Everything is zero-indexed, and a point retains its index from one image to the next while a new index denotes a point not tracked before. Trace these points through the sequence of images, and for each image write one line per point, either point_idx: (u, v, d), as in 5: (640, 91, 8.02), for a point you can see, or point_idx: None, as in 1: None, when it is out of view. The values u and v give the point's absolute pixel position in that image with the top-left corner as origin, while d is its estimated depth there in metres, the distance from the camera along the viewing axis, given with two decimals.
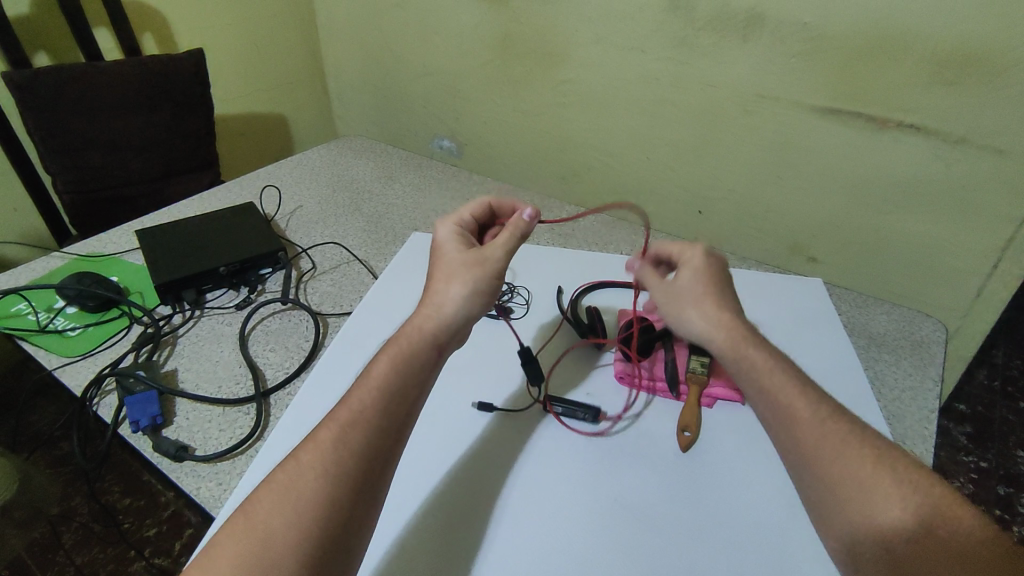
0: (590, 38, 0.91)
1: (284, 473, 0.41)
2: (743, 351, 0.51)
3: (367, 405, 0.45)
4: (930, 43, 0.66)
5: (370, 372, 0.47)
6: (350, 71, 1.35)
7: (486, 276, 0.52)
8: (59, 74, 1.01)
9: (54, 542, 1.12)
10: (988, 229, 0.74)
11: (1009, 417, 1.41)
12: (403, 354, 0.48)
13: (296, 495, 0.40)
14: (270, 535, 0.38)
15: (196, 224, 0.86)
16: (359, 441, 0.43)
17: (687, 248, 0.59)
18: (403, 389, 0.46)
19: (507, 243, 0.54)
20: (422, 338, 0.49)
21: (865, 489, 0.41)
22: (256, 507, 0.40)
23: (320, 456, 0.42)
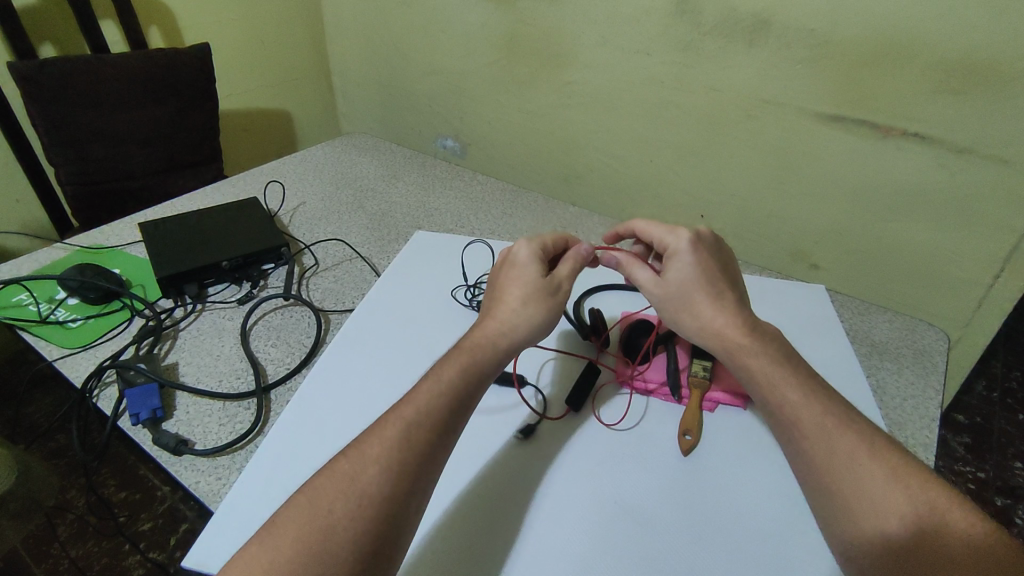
0: (596, 40, 0.91)
1: (347, 461, 0.42)
2: (740, 361, 0.53)
3: (431, 406, 0.46)
4: (936, 52, 0.66)
5: (434, 375, 0.48)
6: (355, 68, 1.35)
7: (559, 303, 0.54)
8: (65, 65, 1.01)
9: (49, 535, 1.11)
10: (990, 240, 0.74)
11: (1008, 428, 1.41)
12: (473, 363, 0.49)
13: (359, 487, 0.41)
14: (333, 526, 0.39)
15: (205, 218, 0.86)
16: (423, 439, 0.44)
17: (673, 237, 0.59)
18: (465, 396, 0.48)
19: (570, 275, 0.56)
20: (492, 352, 0.50)
21: (871, 500, 0.42)
22: (316, 493, 0.41)
23: (385, 451, 0.43)
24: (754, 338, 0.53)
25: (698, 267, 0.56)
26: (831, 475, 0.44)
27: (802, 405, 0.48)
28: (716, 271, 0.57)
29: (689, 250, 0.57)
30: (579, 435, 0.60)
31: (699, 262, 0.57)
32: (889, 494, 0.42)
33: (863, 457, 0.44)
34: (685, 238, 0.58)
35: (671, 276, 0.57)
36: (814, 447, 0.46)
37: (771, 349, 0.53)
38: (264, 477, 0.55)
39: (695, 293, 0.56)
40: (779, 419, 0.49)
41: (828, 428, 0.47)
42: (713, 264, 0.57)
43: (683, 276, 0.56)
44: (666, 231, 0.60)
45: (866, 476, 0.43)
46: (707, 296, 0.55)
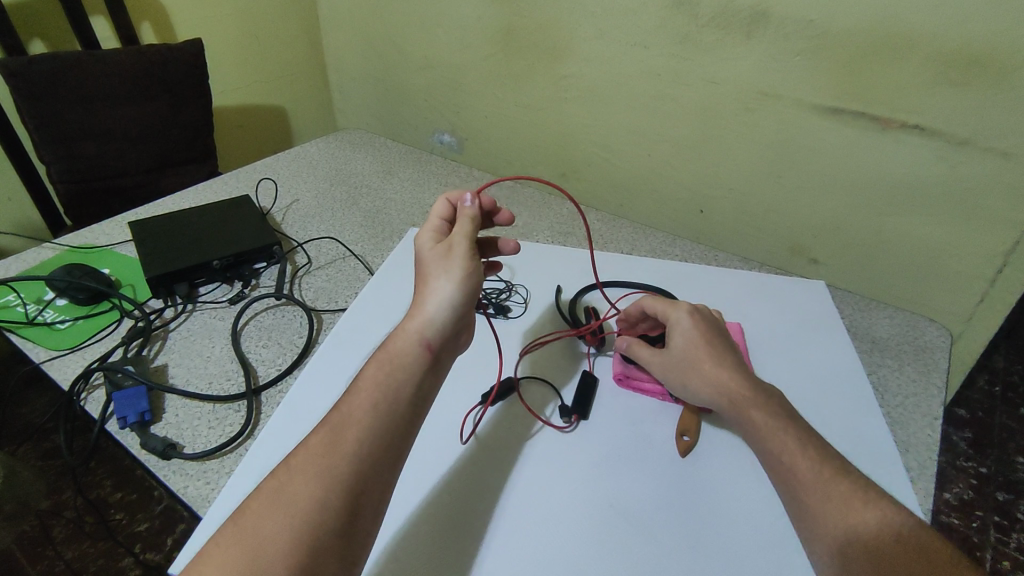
0: (593, 33, 0.89)
1: (276, 480, 0.41)
2: (745, 414, 0.51)
3: (359, 407, 0.45)
4: (937, 43, 0.65)
5: (361, 379, 0.47)
6: (349, 63, 1.33)
7: (458, 264, 0.51)
8: (53, 61, 0.99)
9: (44, 536, 1.11)
10: (991, 234, 0.72)
11: (1010, 422, 1.40)
12: (390, 357, 0.48)
13: (287, 499, 0.40)
14: (261, 542, 0.38)
15: (192, 217, 0.85)
16: (352, 443, 0.43)
17: (673, 307, 0.60)
18: (393, 391, 0.46)
19: (466, 232, 0.53)
20: (407, 339, 0.48)
21: (844, 510, 0.43)
22: (244, 514, 0.40)
23: (310, 460, 0.42)
24: (754, 391, 0.53)
25: (700, 334, 0.57)
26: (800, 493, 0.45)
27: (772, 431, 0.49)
28: (716, 336, 0.57)
29: (688, 318, 0.58)
30: (574, 435, 0.59)
31: (700, 329, 0.57)
32: (849, 507, 0.43)
33: (823, 477, 0.45)
34: (686, 309, 0.59)
35: (673, 345, 0.58)
36: (779, 470, 0.48)
37: (772, 403, 0.52)
38: (253, 481, 0.54)
39: (698, 356, 0.56)
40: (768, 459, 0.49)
41: (792, 453, 0.47)
42: (715, 332, 0.58)
43: (685, 341, 0.57)
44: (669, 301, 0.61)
45: (825, 494, 0.44)
46: (708, 358, 0.55)
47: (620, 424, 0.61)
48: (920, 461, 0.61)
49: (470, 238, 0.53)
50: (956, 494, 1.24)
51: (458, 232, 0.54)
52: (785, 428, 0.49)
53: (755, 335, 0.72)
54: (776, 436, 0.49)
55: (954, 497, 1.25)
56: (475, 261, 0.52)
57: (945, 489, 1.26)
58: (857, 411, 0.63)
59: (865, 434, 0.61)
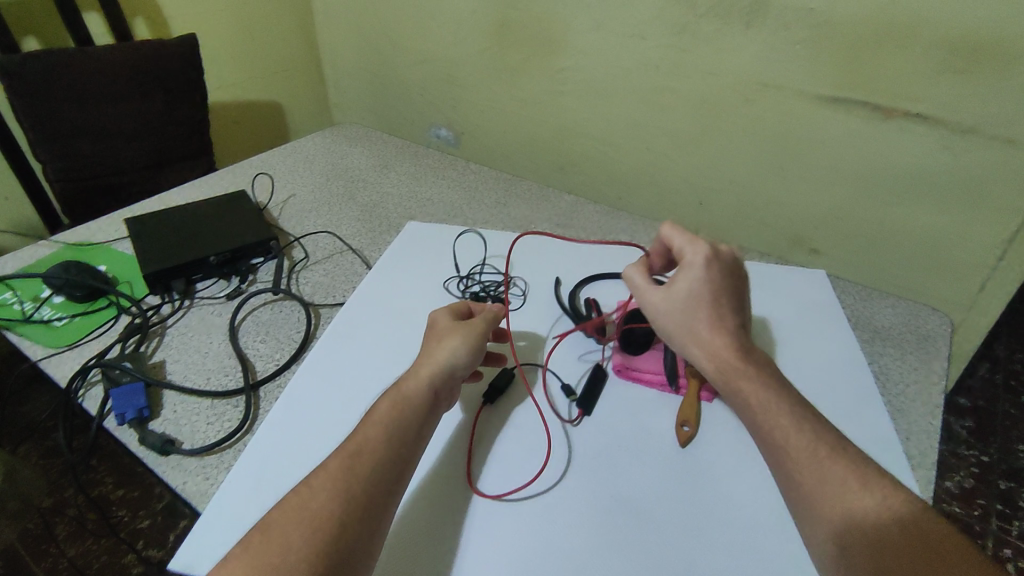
0: (590, 24, 0.88)
1: (298, 497, 0.42)
2: (731, 384, 0.50)
3: (371, 439, 0.46)
4: (939, 30, 0.64)
5: (373, 412, 0.48)
6: (345, 57, 1.33)
7: (472, 330, 0.54)
8: (47, 59, 0.98)
9: (47, 534, 1.11)
10: (993, 222, 0.72)
11: (1011, 411, 1.40)
12: (403, 396, 0.49)
13: (308, 515, 0.41)
14: (284, 556, 0.39)
15: (190, 215, 0.84)
16: (367, 468, 0.44)
17: (694, 247, 0.57)
18: (407, 426, 0.47)
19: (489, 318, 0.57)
20: (420, 383, 0.50)
21: (843, 495, 0.43)
22: (268, 526, 0.40)
23: (329, 480, 0.43)
24: (745, 361, 0.51)
25: (707, 288, 0.54)
26: (795, 480, 0.45)
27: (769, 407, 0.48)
28: (725, 296, 0.55)
29: (703, 266, 0.55)
30: (573, 426, 0.59)
31: (712, 281, 0.55)
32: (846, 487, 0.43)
33: (820, 457, 0.45)
34: (703, 253, 0.56)
35: (677, 289, 0.55)
36: (775, 447, 0.47)
37: (762, 369, 0.51)
38: (253, 476, 0.54)
39: (696, 310, 0.54)
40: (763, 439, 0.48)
41: (786, 429, 0.47)
42: (720, 282, 0.55)
43: (690, 292, 0.54)
44: (689, 241, 0.58)
45: (822, 476, 0.44)
46: (705, 316, 0.53)
47: (622, 416, 0.60)
48: (922, 449, 0.61)
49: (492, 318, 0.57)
50: (957, 483, 1.24)
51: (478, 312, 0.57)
52: (778, 403, 0.48)
53: (756, 325, 0.72)
54: (770, 410, 0.48)
55: (956, 486, 1.25)
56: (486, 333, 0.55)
57: (947, 478, 1.26)
58: (859, 400, 0.63)
59: (867, 423, 0.61)
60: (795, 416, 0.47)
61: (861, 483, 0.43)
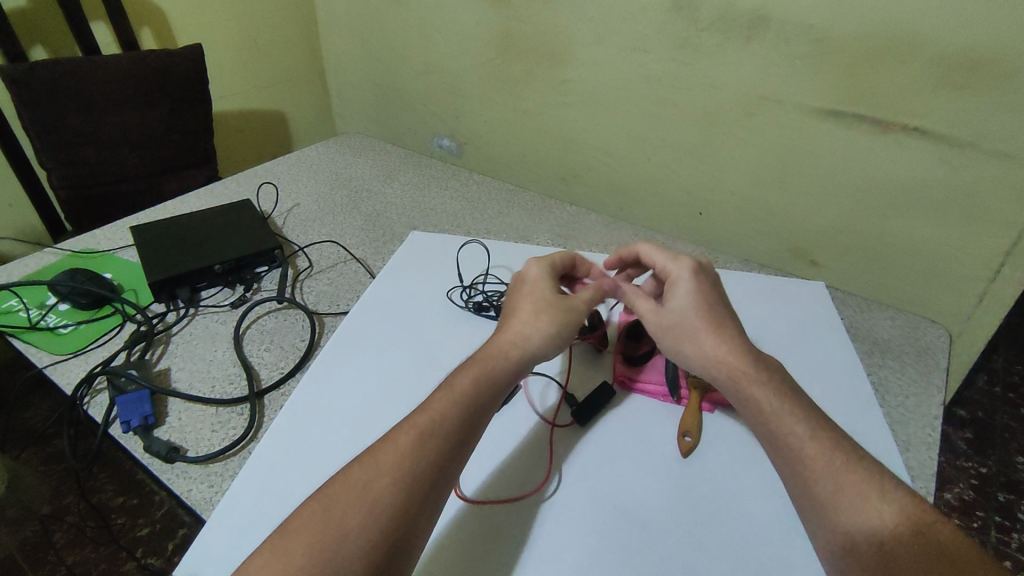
0: (592, 37, 0.90)
1: (361, 472, 0.44)
2: (747, 392, 0.51)
3: (446, 415, 0.48)
4: (936, 46, 0.66)
5: (454, 383, 0.50)
6: (349, 67, 1.34)
7: (570, 326, 0.56)
8: (56, 68, 1.00)
9: (46, 541, 1.10)
10: (991, 235, 0.73)
11: (1010, 423, 1.41)
12: (487, 374, 0.51)
13: (372, 495, 0.42)
14: (344, 535, 0.40)
15: (197, 222, 0.85)
16: (434, 450, 0.45)
17: (675, 263, 0.61)
18: (478, 406, 0.49)
19: (589, 300, 0.58)
20: (507, 364, 0.52)
21: (856, 506, 0.43)
22: (330, 501, 0.42)
23: (399, 458, 0.44)
24: (757, 366, 0.52)
25: (700, 298, 0.57)
26: (811, 493, 0.45)
27: (786, 414, 0.49)
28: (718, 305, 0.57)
29: (690, 279, 0.59)
30: (575, 434, 0.60)
31: (700, 291, 0.58)
32: (864, 508, 0.43)
33: (835, 466, 0.45)
34: (688, 268, 0.60)
35: (674, 304, 0.57)
36: (788, 455, 0.47)
37: (774, 383, 0.51)
38: (258, 482, 0.54)
39: (698, 320, 0.55)
40: (779, 447, 0.48)
41: (801, 438, 0.47)
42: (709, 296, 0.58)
43: (685, 302, 0.57)
44: (670, 259, 0.62)
45: (836, 485, 0.44)
46: (706, 326, 0.55)
47: (624, 426, 0.61)
48: (921, 460, 0.62)
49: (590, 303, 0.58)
50: (957, 495, 1.25)
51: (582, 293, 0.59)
52: (793, 411, 0.49)
53: (756, 336, 0.72)
54: (783, 419, 0.49)
55: (955, 498, 1.25)
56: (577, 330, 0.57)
57: (946, 490, 1.26)
58: (858, 411, 0.64)
59: (868, 434, 0.61)
60: (810, 427, 0.48)
61: (875, 499, 0.43)
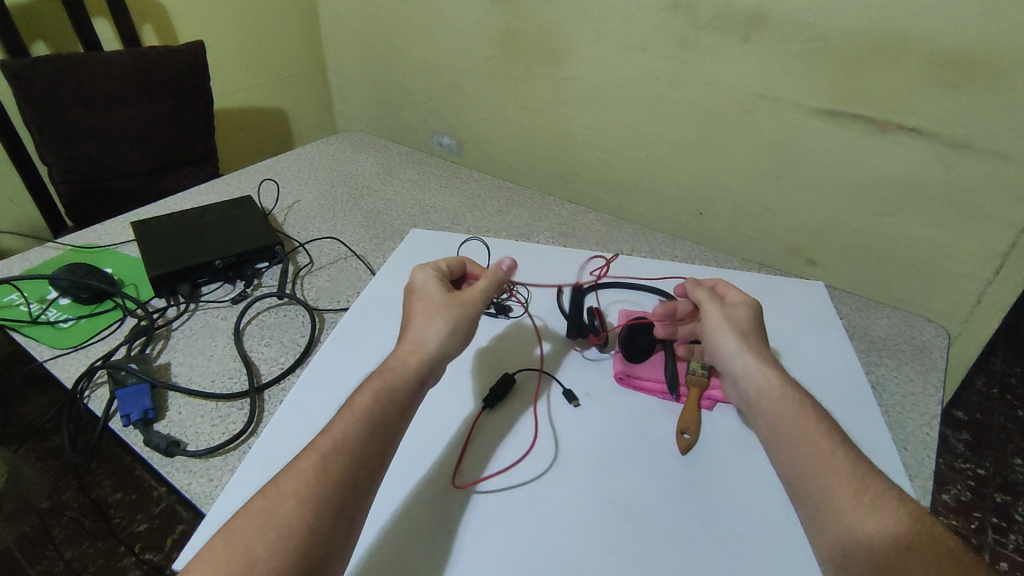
0: (593, 36, 0.90)
1: (264, 499, 0.39)
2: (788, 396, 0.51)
3: (350, 433, 0.43)
4: (935, 46, 0.66)
5: (353, 401, 0.45)
6: (350, 64, 1.34)
7: (462, 318, 0.52)
8: (56, 63, 1.00)
9: (44, 536, 1.10)
10: (988, 235, 0.73)
11: (1007, 424, 1.41)
12: (387, 385, 0.47)
13: (275, 522, 0.38)
14: (250, 566, 0.36)
15: (196, 219, 0.85)
16: (341, 469, 0.41)
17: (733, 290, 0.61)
18: (384, 420, 0.45)
19: (484, 289, 0.55)
20: (406, 372, 0.48)
21: (857, 505, 0.42)
22: (232, 531, 0.38)
23: (303, 481, 0.40)
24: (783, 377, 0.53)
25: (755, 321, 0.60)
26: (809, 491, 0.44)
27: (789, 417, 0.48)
28: None
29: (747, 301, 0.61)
30: (572, 429, 0.60)
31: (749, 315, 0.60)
32: (856, 508, 0.42)
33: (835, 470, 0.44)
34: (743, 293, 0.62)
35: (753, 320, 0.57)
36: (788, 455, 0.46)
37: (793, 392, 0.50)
38: (257, 477, 0.54)
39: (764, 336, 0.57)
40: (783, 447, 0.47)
41: (804, 438, 0.46)
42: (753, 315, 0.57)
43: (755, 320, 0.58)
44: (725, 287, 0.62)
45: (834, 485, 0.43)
46: None
47: (623, 421, 0.61)
48: (918, 459, 0.62)
49: (487, 290, 0.55)
50: (954, 496, 1.25)
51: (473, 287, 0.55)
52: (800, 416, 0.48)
53: None
54: (801, 420, 0.48)
55: (953, 498, 1.25)
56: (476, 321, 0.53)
57: (943, 490, 1.27)
58: (856, 409, 0.64)
59: (863, 433, 0.61)
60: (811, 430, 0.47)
61: (875, 498, 0.42)
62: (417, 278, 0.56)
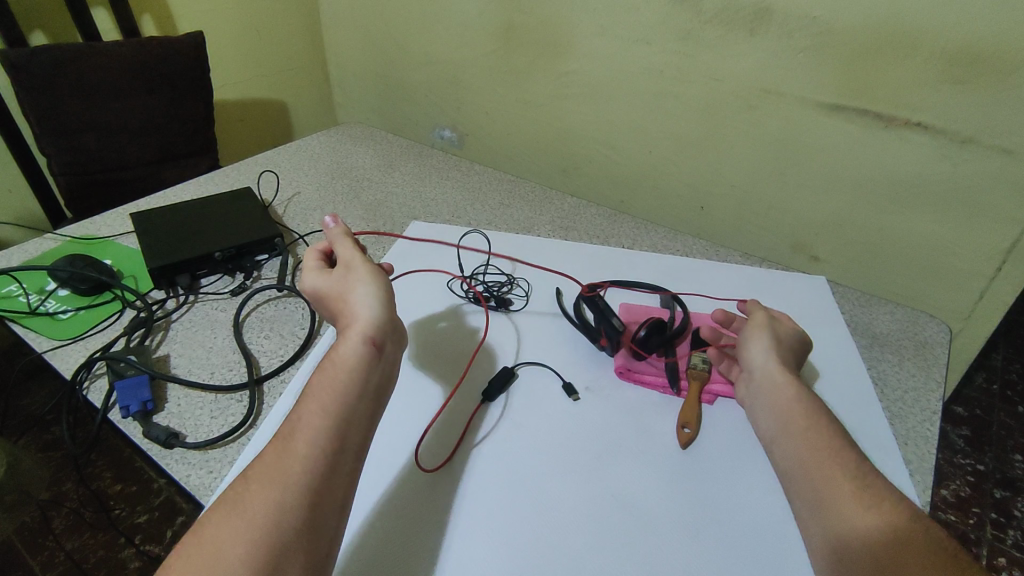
0: (596, 29, 0.89)
1: (234, 491, 0.40)
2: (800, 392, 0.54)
3: (309, 412, 0.44)
4: (941, 40, 0.65)
5: (309, 385, 0.46)
6: (351, 56, 1.33)
7: (363, 272, 0.53)
8: (55, 53, 0.99)
9: (44, 527, 1.11)
10: (993, 231, 0.73)
11: (1007, 420, 1.41)
12: (338, 360, 0.46)
13: (242, 508, 0.38)
14: (221, 553, 0.36)
15: (194, 211, 0.85)
16: (304, 446, 0.41)
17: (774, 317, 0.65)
18: (342, 391, 0.45)
19: (355, 252, 0.56)
20: (352, 341, 0.48)
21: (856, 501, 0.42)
22: (204, 525, 0.38)
23: (266, 467, 0.40)
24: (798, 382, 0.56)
25: None
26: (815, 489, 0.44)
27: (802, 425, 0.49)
28: None
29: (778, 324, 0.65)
30: (571, 423, 0.60)
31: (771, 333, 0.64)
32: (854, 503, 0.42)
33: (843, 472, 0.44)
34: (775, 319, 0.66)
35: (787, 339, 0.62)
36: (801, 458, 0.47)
37: (805, 408, 0.51)
38: None
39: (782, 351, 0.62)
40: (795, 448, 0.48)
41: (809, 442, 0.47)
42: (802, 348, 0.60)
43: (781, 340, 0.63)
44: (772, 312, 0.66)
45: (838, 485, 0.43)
46: None
47: (624, 417, 0.61)
48: (921, 454, 0.62)
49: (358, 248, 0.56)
50: (953, 492, 1.25)
51: (344, 254, 0.56)
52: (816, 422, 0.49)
53: None
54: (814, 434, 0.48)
55: (952, 494, 1.25)
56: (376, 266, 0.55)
57: (943, 486, 1.27)
58: (857, 405, 0.64)
59: (865, 428, 0.61)
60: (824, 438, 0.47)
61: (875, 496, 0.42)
62: (305, 283, 0.54)
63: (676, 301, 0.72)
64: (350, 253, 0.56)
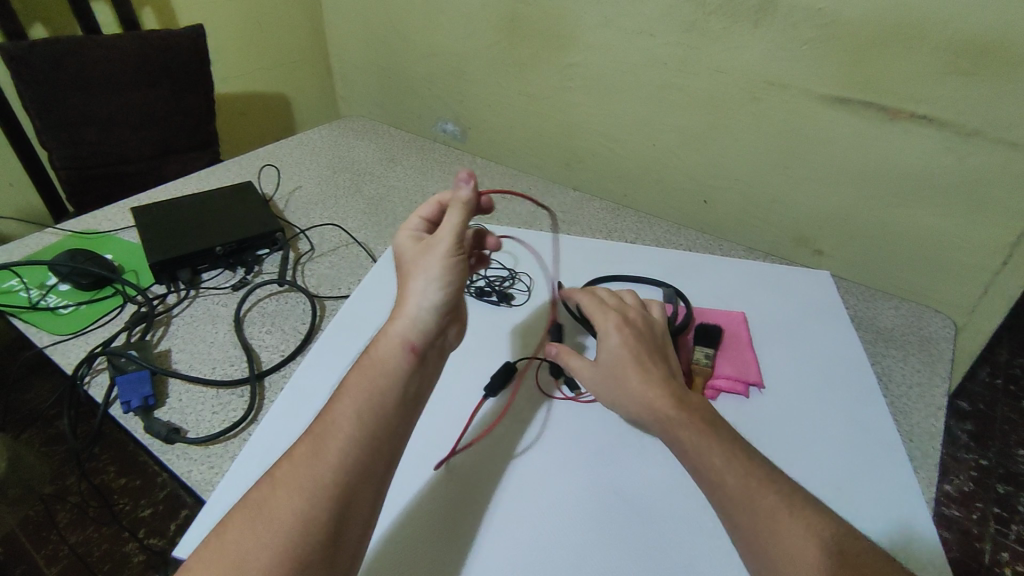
0: (599, 21, 0.88)
1: (259, 493, 0.40)
2: (675, 432, 0.49)
3: (342, 415, 0.43)
4: (948, 31, 0.64)
5: (345, 384, 0.45)
6: (353, 49, 1.32)
7: (438, 259, 0.49)
8: (55, 46, 0.98)
9: (49, 521, 1.12)
10: (999, 226, 0.72)
11: (1012, 415, 1.40)
12: (376, 362, 0.45)
13: (267, 513, 0.38)
14: (244, 558, 0.37)
15: (194, 206, 0.84)
16: (334, 454, 0.41)
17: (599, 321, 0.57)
18: (377, 397, 0.44)
19: (454, 226, 0.51)
20: (392, 343, 0.46)
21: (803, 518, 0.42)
22: (228, 527, 0.39)
23: (294, 472, 0.40)
24: (680, 408, 0.50)
25: (629, 344, 0.54)
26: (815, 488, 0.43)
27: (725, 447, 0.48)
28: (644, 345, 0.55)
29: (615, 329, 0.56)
30: (573, 419, 0.60)
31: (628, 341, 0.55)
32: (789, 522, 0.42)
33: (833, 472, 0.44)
34: (612, 321, 0.56)
35: (603, 355, 0.55)
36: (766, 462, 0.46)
37: (700, 415, 0.49)
38: (259, 465, 0.54)
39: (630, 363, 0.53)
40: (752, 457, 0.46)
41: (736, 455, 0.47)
42: (624, 370, 0.53)
43: (612, 356, 0.54)
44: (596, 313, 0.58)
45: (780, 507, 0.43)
46: (633, 370, 0.52)
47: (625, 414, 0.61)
48: (924, 451, 0.62)
49: (457, 226, 0.51)
50: (956, 487, 1.24)
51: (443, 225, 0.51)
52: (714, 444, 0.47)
53: (758, 326, 0.72)
54: (709, 445, 0.47)
55: (955, 489, 1.25)
56: (459, 255, 0.50)
57: (945, 481, 1.27)
58: (860, 401, 0.63)
59: (868, 424, 0.61)
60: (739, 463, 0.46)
61: None
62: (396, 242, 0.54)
63: (680, 297, 0.72)
64: (449, 227, 0.51)
